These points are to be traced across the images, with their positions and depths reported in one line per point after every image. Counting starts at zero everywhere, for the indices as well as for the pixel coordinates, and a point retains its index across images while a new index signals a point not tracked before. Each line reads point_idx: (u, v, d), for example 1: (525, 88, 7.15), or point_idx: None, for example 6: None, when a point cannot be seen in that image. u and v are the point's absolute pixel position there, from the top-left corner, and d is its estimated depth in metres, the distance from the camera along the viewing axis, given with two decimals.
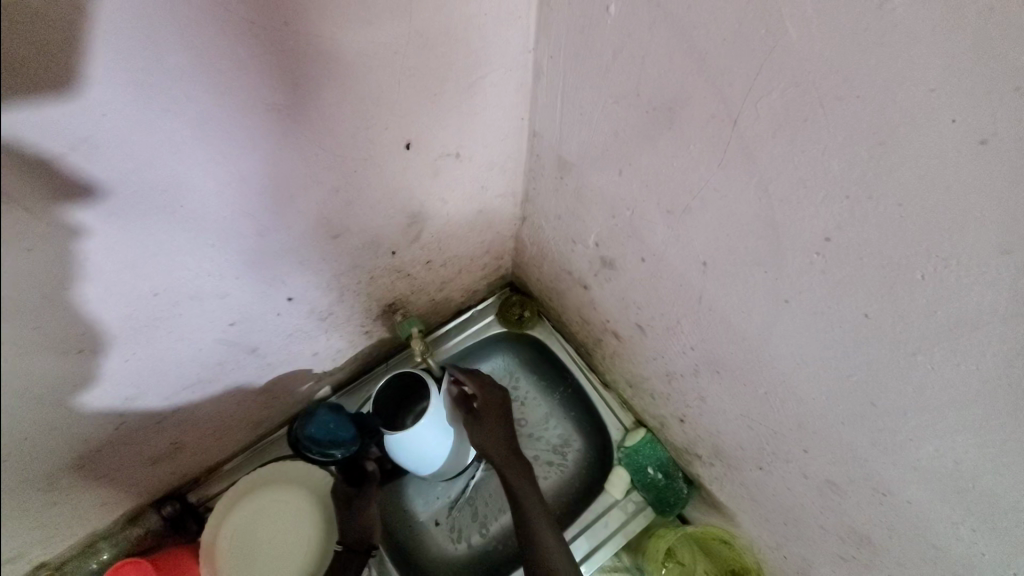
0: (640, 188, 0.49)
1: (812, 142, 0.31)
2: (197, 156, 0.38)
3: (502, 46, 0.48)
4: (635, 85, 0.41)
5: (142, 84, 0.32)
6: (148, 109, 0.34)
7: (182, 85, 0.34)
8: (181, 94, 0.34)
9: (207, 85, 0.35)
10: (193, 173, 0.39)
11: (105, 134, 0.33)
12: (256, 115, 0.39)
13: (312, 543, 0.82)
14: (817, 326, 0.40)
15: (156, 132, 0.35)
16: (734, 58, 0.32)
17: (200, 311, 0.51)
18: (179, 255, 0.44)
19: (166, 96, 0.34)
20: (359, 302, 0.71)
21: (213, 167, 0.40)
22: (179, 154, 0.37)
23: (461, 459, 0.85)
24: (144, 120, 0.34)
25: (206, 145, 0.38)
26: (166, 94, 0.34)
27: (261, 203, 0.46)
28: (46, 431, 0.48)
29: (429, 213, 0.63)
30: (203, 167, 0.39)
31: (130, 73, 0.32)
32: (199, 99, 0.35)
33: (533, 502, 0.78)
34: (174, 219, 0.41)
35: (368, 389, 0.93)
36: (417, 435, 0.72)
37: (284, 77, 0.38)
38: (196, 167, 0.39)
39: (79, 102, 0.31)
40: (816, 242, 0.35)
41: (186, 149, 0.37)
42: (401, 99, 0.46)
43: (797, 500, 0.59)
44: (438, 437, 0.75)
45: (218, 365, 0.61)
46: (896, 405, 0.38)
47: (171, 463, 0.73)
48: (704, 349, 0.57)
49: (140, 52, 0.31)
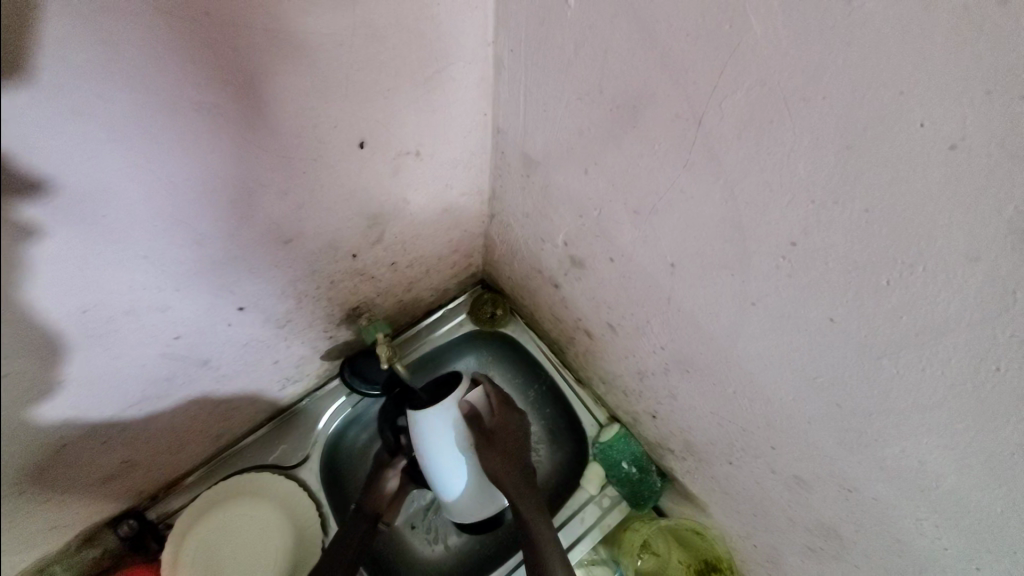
0: (606, 188, 0.47)
1: (779, 144, 0.30)
2: (119, 161, 0.34)
3: (461, 36, 0.45)
4: (598, 79, 0.39)
5: (43, 81, 0.28)
6: (55, 109, 0.29)
7: (93, 80, 0.30)
8: (89, 92, 0.30)
9: (122, 81, 0.31)
10: (116, 179, 0.35)
11: (19, 141, 0.28)
12: (186, 115, 0.35)
13: (281, 557, 0.78)
14: (783, 329, 0.40)
15: (72, 137, 0.31)
16: (699, 55, 0.30)
17: (138, 327, 0.47)
18: (109, 270, 0.40)
19: (77, 94, 0.30)
20: (321, 307, 0.68)
21: (137, 172, 0.36)
22: (98, 160, 0.33)
23: (484, 507, 0.76)
24: (53, 124, 0.30)
25: (128, 148, 0.34)
26: (75, 91, 0.30)
27: (201, 208, 0.42)
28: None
29: (391, 213, 0.60)
30: (127, 170, 0.35)
31: (26, 69, 0.28)
32: (118, 96, 0.32)
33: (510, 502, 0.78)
34: (99, 232, 0.36)
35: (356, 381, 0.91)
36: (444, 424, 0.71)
37: (218, 74, 0.34)
38: (117, 171, 0.35)
39: None
40: (782, 246, 0.35)
41: (105, 154, 0.33)
42: (349, 96, 0.43)
43: (767, 493, 0.59)
44: (454, 457, 0.71)
45: (165, 381, 0.57)
46: (861, 407, 0.38)
47: (123, 480, 0.69)
48: (673, 348, 0.56)
49: (39, 43, 0.27)
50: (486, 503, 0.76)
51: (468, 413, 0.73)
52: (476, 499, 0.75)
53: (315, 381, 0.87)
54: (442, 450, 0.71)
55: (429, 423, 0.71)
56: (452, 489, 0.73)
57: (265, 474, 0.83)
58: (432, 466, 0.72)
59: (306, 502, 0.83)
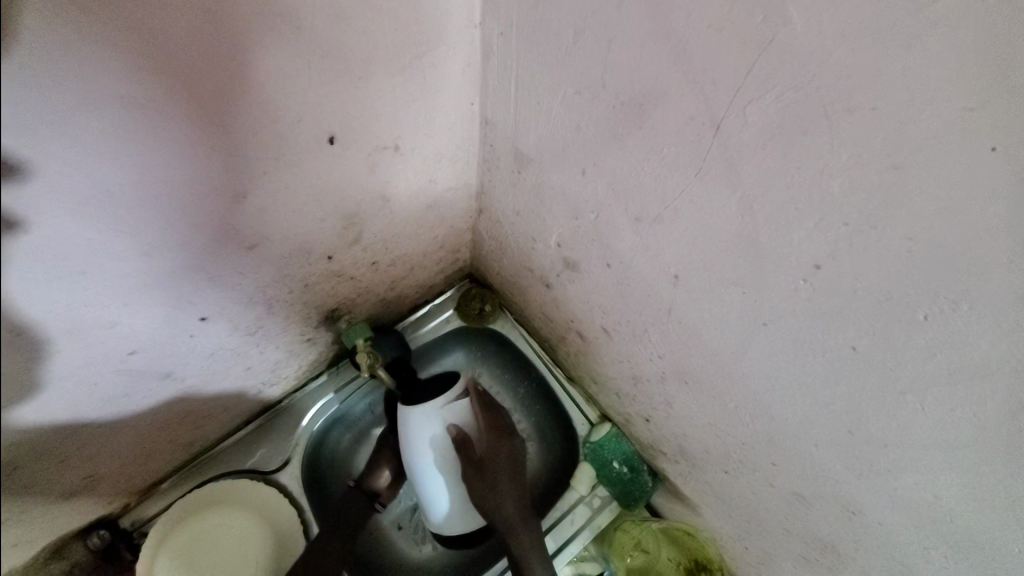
0: (606, 191, 0.43)
1: (811, 157, 0.26)
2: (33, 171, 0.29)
3: (444, 17, 0.40)
4: (600, 74, 0.34)
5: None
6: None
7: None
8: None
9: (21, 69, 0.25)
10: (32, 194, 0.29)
11: None
12: (111, 109, 0.30)
13: (262, 565, 0.75)
14: (795, 352, 0.37)
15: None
16: (722, 53, 0.26)
17: (83, 346, 0.42)
18: (37, 293, 0.34)
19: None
20: (296, 311, 0.63)
21: (57, 180, 0.30)
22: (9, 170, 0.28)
23: (464, 521, 0.75)
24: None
25: (43, 151, 0.29)
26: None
27: (149, 216, 0.37)
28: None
29: (369, 212, 0.55)
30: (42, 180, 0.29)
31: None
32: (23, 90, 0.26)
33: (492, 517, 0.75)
34: (22, 254, 0.31)
35: (342, 378, 0.88)
36: (432, 429, 0.72)
37: (156, 60, 0.29)
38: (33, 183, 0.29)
39: None
40: (803, 268, 0.31)
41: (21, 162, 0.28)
42: (315, 85, 0.37)
43: (764, 504, 0.57)
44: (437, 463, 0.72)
45: (123, 397, 0.52)
46: (874, 437, 0.36)
47: (89, 495, 0.65)
48: (672, 359, 0.53)
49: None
50: (472, 518, 0.75)
51: (456, 435, 0.73)
52: (464, 512, 0.74)
53: (297, 381, 0.84)
54: (429, 453, 0.72)
55: (419, 425, 0.72)
56: (435, 496, 0.73)
57: (243, 479, 0.80)
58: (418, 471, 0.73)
59: (286, 505, 0.80)
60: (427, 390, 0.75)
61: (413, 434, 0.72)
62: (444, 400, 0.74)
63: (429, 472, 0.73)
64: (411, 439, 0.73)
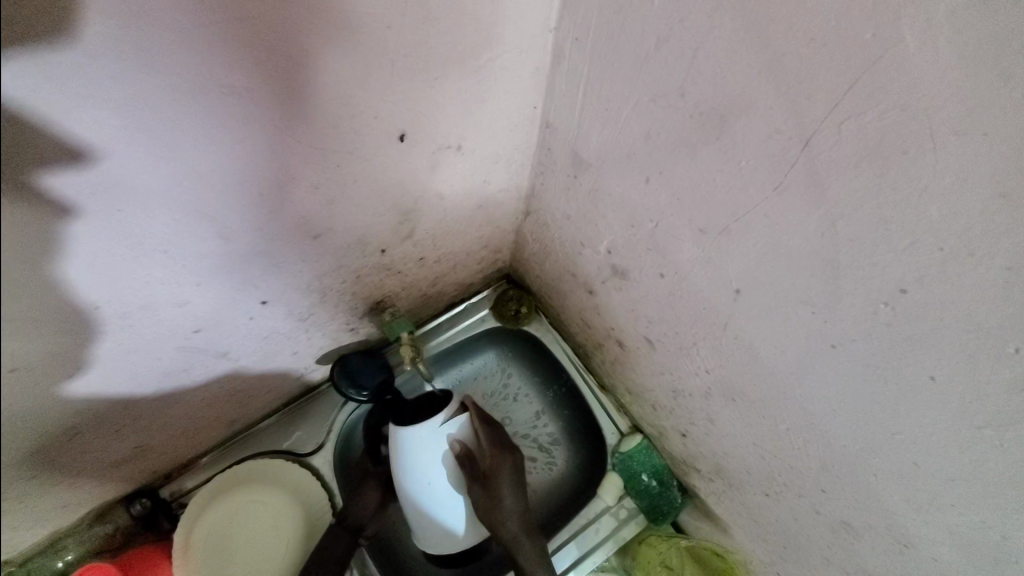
0: (669, 201, 0.42)
1: (910, 179, 0.26)
2: (101, 158, 0.30)
3: (521, 22, 0.40)
4: (680, 82, 0.34)
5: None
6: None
7: (39, 60, 0.24)
8: (90, 75, 0.26)
9: (94, 58, 0.26)
10: (74, 188, 0.30)
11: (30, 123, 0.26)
12: (165, 99, 0.30)
13: (293, 547, 0.77)
14: (862, 376, 0.36)
15: (94, 124, 0.28)
16: (823, 67, 0.26)
17: (155, 322, 0.44)
18: (84, 276, 0.35)
19: (18, 82, 0.24)
20: (344, 301, 0.65)
21: (117, 168, 0.31)
22: (72, 157, 0.28)
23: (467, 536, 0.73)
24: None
25: (100, 142, 0.29)
26: (20, 79, 0.24)
27: (229, 203, 0.38)
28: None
29: (424, 208, 0.56)
30: (95, 170, 0.30)
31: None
32: (94, 81, 0.27)
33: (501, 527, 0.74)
34: (64, 240, 0.31)
35: None
36: (432, 448, 0.69)
37: (221, 52, 0.29)
38: (87, 170, 0.29)
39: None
40: (886, 292, 0.30)
41: (85, 150, 0.29)
42: (394, 84, 0.38)
43: (805, 530, 0.56)
44: (440, 480, 0.69)
45: (183, 372, 0.54)
46: (942, 471, 0.34)
47: (137, 463, 0.68)
48: (721, 375, 0.52)
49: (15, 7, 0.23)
50: (476, 530, 0.73)
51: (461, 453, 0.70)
52: (468, 526, 0.72)
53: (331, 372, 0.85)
54: (430, 472, 0.69)
55: (418, 443, 0.68)
56: (438, 514, 0.71)
57: (282, 462, 0.82)
58: (419, 489, 0.69)
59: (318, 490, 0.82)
60: (421, 410, 0.72)
61: (410, 453, 0.68)
62: (442, 419, 0.70)
63: (432, 490, 0.69)
64: (407, 457, 0.69)
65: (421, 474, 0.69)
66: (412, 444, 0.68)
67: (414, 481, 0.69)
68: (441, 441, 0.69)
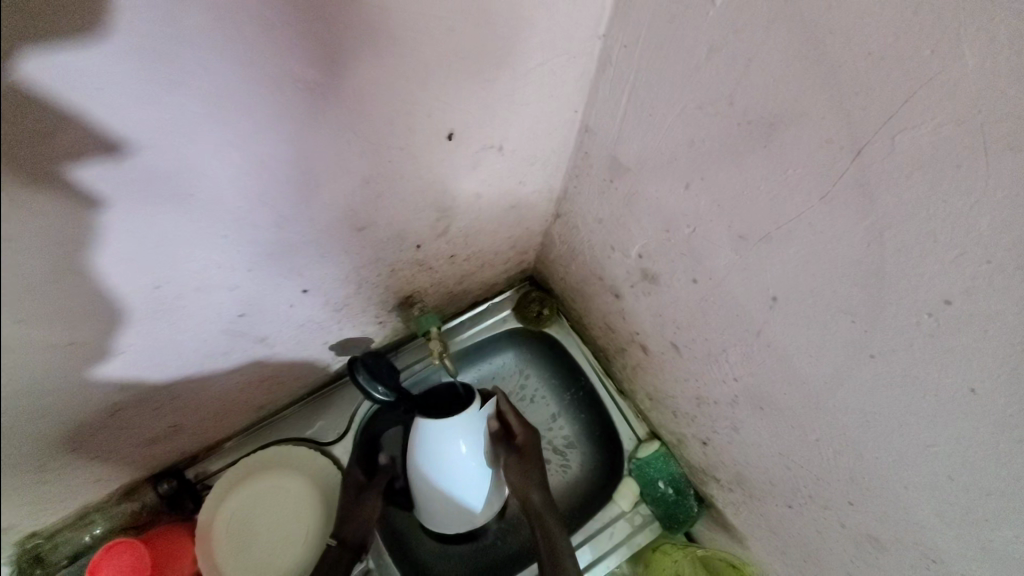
0: (708, 207, 0.43)
1: (961, 192, 0.26)
2: (180, 142, 0.32)
3: (571, 29, 0.41)
4: (730, 90, 0.35)
5: (8, 68, 0.24)
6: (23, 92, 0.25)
7: (91, 51, 0.25)
8: (184, 65, 0.28)
9: (190, 49, 0.28)
10: (104, 182, 0.30)
11: (117, 107, 0.28)
12: (196, 96, 0.30)
13: (314, 537, 0.78)
14: (900, 387, 0.36)
15: (180, 110, 0.30)
16: (879, 79, 0.27)
17: (206, 303, 0.46)
18: (110, 267, 0.35)
19: (106, 67, 0.26)
20: (377, 294, 0.66)
21: (195, 153, 0.33)
22: (154, 140, 0.31)
23: (485, 510, 0.75)
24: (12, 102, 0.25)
25: (133, 137, 0.30)
26: (58, 73, 0.25)
27: (286, 192, 0.40)
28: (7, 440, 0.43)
29: (461, 207, 0.57)
30: (126, 164, 0.30)
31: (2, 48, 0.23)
32: (185, 71, 0.29)
33: (519, 502, 0.77)
34: (104, 226, 0.32)
35: None
36: (465, 438, 0.67)
37: (257, 48, 0.30)
38: (167, 154, 0.32)
39: (98, 59, 0.26)
40: (929, 302, 0.31)
41: (168, 134, 0.31)
42: (448, 85, 0.40)
43: (827, 544, 0.55)
44: (471, 467, 0.69)
45: (223, 355, 0.56)
46: (978, 486, 0.34)
47: (169, 443, 0.70)
48: (749, 383, 0.52)
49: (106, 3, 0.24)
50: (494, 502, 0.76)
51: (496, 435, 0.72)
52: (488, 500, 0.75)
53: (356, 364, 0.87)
54: (462, 460, 0.68)
55: (452, 433, 0.66)
56: (464, 495, 0.71)
57: (304, 449, 0.83)
58: (448, 475, 0.68)
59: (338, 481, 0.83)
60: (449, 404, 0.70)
61: (442, 443, 0.66)
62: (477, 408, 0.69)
63: (462, 475, 0.69)
64: (438, 448, 0.66)
65: (453, 463, 0.67)
66: (445, 435, 0.66)
67: (444, 469, 0.68)
68: (474, 430, 0.68)
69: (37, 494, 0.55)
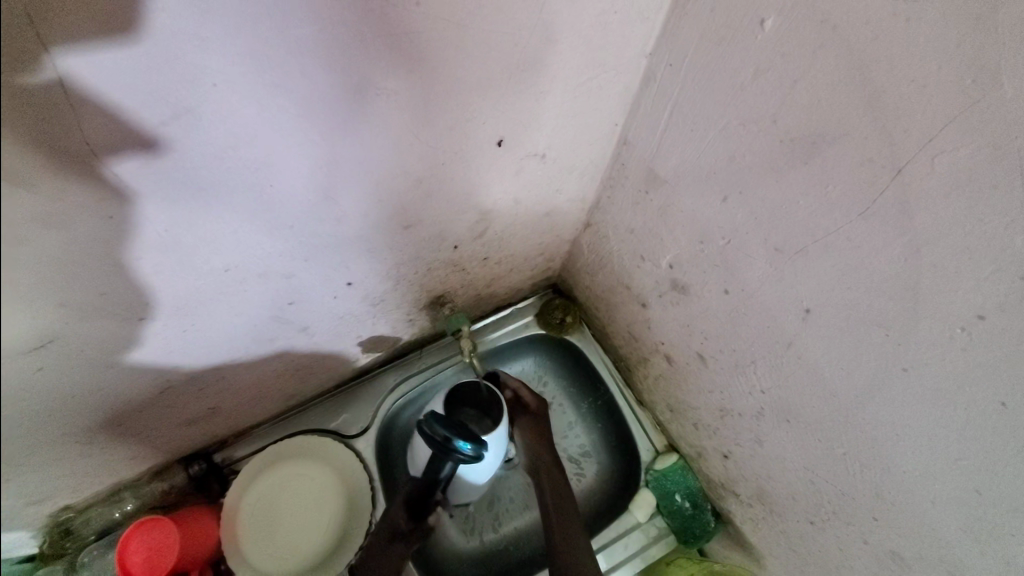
0: (745, 219, 0.45)
1: (999, 211, 0.27)
2: (267, 137, 0.35)
3: (621, 46, 0.44)
4: (774, 109, 0.37)
5: (106, 61, 0.27)
6: (71, 87, 0.27)
7: (202, 53, 0.29)
8: (285, 70, 0.32)
9: (291, 55, 0.31)
10: (135, 176, 0.32)
11: (209, 104, 0.31)
12: (279, 97, 0.33)
13: (334, 530, 0.79)
14: (932, 401, 0.37)
15: (274, 110, 0.34)
16: (921, 104, 0.28)
17: (262, 289, 0.49)
18: (140, 257, 0.37)
19: (205, 66, 0.29)
20: (412, 292, 0.69)
21: (280, 148, 0.37)
22: (246, 133, 0.34)
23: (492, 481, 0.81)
24: (76, 95, 0.27)
25: (173, 133, 0.31)
26: (92, 73, 0.27)
27: (347, 187, 0.43)
28: (44, 419, 0.44)
29: (500, 211, 0.60)
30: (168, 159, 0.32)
31: (99, 46, 0.26)
32: (280, 74, 0.32)
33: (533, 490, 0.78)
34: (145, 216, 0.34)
35: (415, 366, 0.92)
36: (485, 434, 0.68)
37: (292, 49, 0.31)
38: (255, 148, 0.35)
39: (197, 59, 0.29)
40: (963, 316, 0.32)
41: (259, 128, 0.34)
42: (503, 96, 0.43)
43: (849, 563, 0.55)
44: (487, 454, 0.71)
45: (268, 342, 0.59)
46: (1008, 503, 0.35)
47: (205, 425, 0.72)
48: (776, 395, 0.53)
49: (224, 10, 0.28)
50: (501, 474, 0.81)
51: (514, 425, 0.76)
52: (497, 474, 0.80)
53: (383, 359, 0.89)
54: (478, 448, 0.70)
55: None
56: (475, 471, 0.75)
57: (327, 440, 0.85)
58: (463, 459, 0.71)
59: (359, 474, 0.84)
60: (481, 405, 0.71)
61: None
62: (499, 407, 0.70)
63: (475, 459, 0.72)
64: None
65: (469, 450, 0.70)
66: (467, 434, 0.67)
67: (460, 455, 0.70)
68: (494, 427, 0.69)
69: (83, 463, 0.58)
